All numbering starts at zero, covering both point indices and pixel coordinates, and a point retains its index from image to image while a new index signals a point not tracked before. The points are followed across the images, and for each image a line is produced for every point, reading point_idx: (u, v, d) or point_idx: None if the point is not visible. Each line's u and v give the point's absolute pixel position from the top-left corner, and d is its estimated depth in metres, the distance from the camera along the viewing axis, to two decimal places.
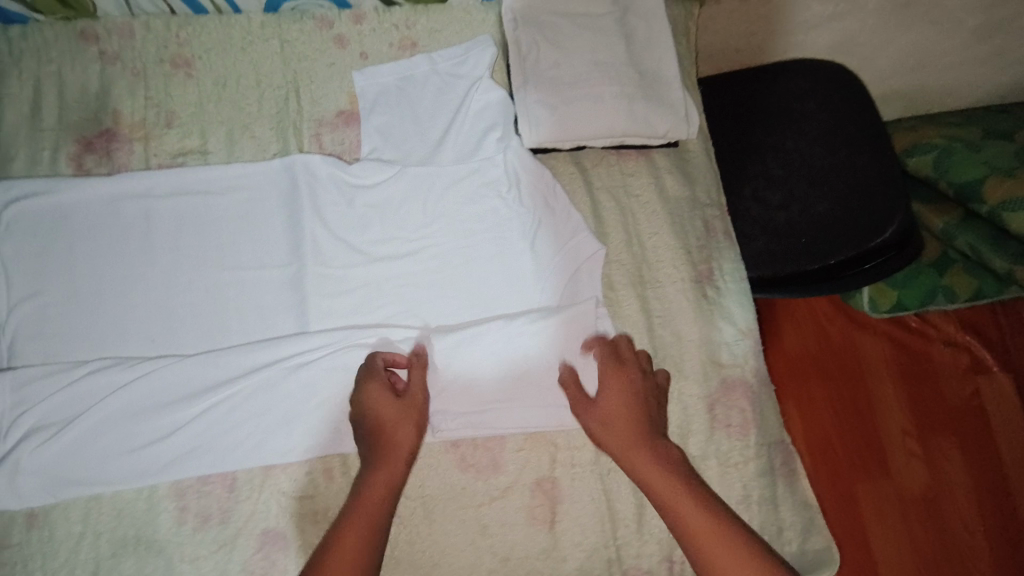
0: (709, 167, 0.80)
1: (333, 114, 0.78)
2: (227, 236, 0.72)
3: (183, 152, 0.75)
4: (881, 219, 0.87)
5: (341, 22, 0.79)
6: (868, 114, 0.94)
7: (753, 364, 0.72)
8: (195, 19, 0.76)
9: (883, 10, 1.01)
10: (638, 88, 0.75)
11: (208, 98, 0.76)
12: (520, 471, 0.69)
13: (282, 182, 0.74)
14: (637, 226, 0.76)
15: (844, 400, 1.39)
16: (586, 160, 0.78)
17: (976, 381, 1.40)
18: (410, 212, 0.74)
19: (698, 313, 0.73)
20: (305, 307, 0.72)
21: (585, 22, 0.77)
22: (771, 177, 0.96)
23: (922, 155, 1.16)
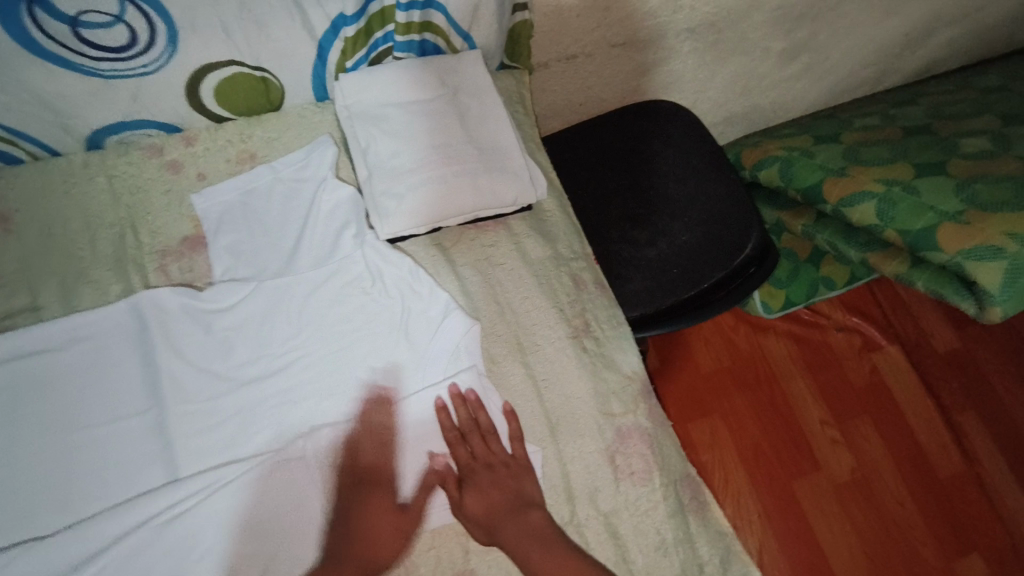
0: (567, 224, 0.83)
1: (177, 242, 0.74)
2: (72, 394, 0.67)
3: (13, 313, 0.69)
4: (740, 240, 0.95)
5: (171, 147, 0.77)
6: (708, 144, 1.02)
7: (642, 408, 0.74)
8: (9, 171, 0.72)
9: (698, 51, 1.07)
10: (480, 162, 0.77)
11: (34, 251, 0.71)
12: (435, 570, 0.65)
13: (128, 324, 0.70)
14: (507, 296, 0.76)
15: (762, 403, 1.45)
16: (445, 240, 0.78)
17: (871, 358, 1.50)
18: (277, 327, 0.72)
19: (581, 368, 0.74)
20: (177, 450, 0.67)
21: (418, 108, 0.78)
22: (634, 216, 1.00)
23: (769, 168, 1.26)
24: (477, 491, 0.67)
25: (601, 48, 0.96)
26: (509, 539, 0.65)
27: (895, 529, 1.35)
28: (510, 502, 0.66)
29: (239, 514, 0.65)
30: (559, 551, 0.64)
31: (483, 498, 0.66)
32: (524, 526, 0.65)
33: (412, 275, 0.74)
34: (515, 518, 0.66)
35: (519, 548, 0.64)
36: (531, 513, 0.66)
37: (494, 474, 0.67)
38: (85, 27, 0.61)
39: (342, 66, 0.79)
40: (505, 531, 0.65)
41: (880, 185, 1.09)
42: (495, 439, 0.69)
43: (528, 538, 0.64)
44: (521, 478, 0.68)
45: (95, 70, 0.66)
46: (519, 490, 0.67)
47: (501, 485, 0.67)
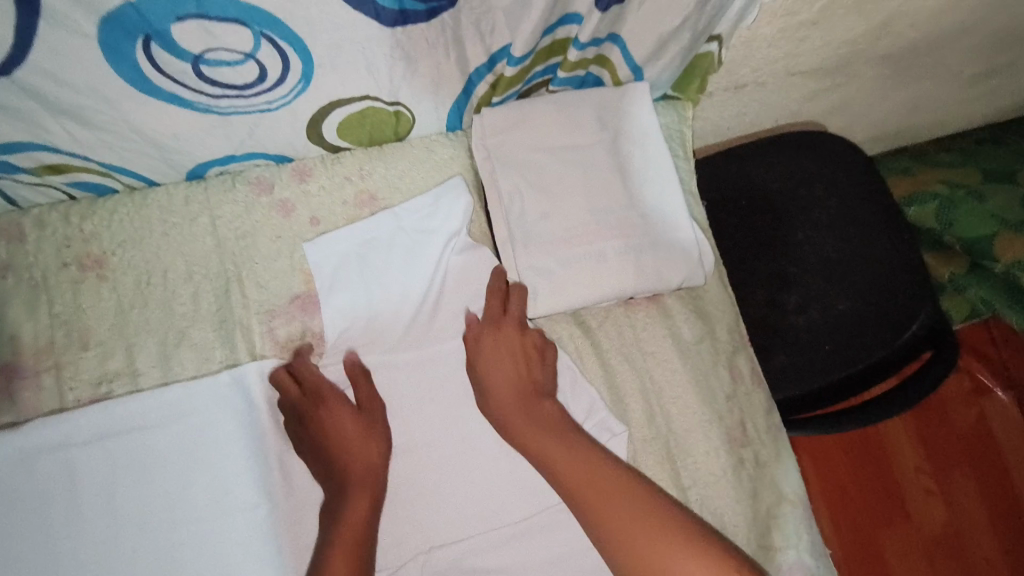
0: (726, 301, 0.71)
1: (286, 301, 0.64)
2: (173, 479, 0.60)
3: (107, 378, 0.60)
4: (913, 315, 0.80)
5: (282, 183, 0.66)
6: (880, 194, 0.86)
7: (806, 539, 0.64)
8: (102, 206, 0.63)
9: (881, 77, 0.89)
10: (645, 236, 0.64)
11: (130, 304, 0.62)
12: None
13: (233, 399, 0.62)
14: (659, 391, 0.66)
15: (857, 445, 1.38)
16: (591, 319, 0.67)
17: (979, 405, 1.40)
18: (406, 414, 0.64)
19: (739, 490, 0.64)
20: (289, 556, 0.60)
21: (573, 158, 0.66)
22: (784, 277, 0.86)
23: (922, 206, 1.09)
24: (489, 359, 0.63)
25: (777, 77, 0.80)
26: (520, 429, 0.61)
27: None
28: (518, 387, 0.62)
29: None
30: (556, 431, 0.60)
31: (493, 368, 0.62)
32: (525, 406, 0.62)
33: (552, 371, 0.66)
34: (526, 408, 0.62)
35: (533, 445, 0.60)
36: (544, 403, 0.62)
37: (499, 345, 0.63)
38: (205, 64, 0.48)
39: (487, 100, 0.66)
40: (517, 419, 0.61)
41: None
42: (509, 312, 0.63)
43: (539, 428, 0.61)
44: (530, 346, 0.63)
45: (211, 108, 0.54)
46: (528, 373, 0.63)
47: (517, 352, 0.63)
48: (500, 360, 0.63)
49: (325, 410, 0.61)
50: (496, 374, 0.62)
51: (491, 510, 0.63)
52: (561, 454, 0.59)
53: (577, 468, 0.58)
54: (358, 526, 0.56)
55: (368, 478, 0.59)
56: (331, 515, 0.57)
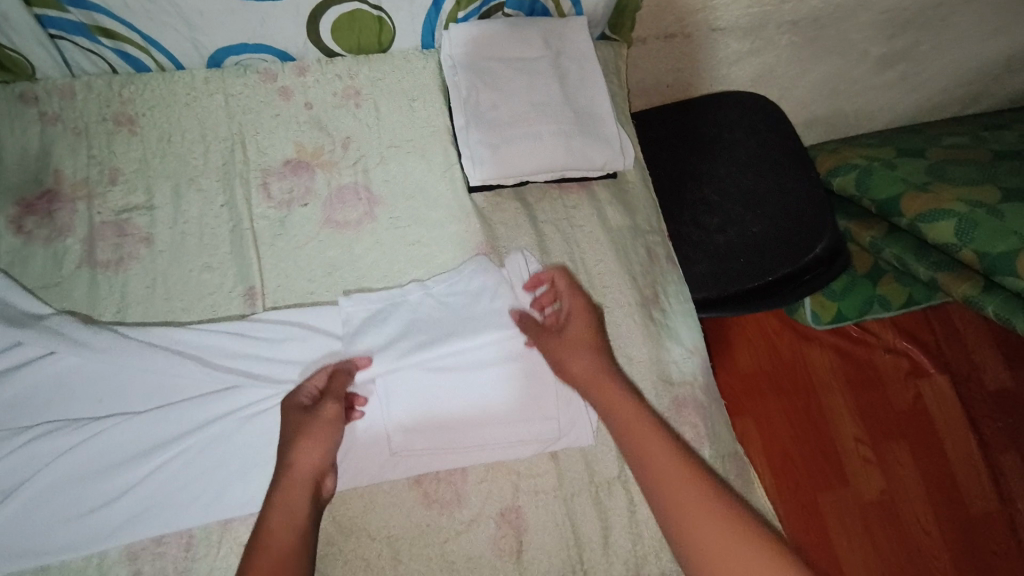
0: (647, 196, 0.84)
1: (280, 164, 0.78)
2: (172, 290, 0.72)
3: (129, 208, 0.74)
4: (812, 238, 0.93)
5: (285, 74, 0.81)
6: (792, 141, 0.99)
7: (698, 381, 0.77)
8: (138, 77, 0.78)
9: (795, 46, 1.05)
10: (575, 124, 0.79)
11: (153, 154, 0.76)
12: (484, 503, 0.69)
13: (227, 234, 0.75)
14: (583, 255, 0.79)
15: (797, 412, 1.38)
16: (530, 196, 0.81)
17: (916, 385, 1.41)
18: (371, 265, 0.76)
19: (646, 335, 0.77)
20: (263, 361, 0.69)
21: (520, 67, 0.81)
22: (708, 203, 0.99)
23: (845, 175, 1.23)
24: (575, 324, 0.68)
25: (700, 31, 0.97)
26: (597, 396, 0.62)
27: (916, 559, 1.28)
28: (600, 367, 0.64)
29: None
30: (625, 397, 0.61)
31: (573, 338, 0.67)
32: (608, 384, 0.62)
33: (488, 239, 0.78)
34: (599, 378, 0.63)
35: (608, 404, 0.61)
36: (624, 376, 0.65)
37: (574, 326, 0.68)
38: None
39: (454, 16, 0.82)
40: (593, 384, 0.63)
41: (963, 205, 1.06)
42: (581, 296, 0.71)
43: (613, 397, 0.61)
44: (596, 339, 0.67)
45: None
46: (597, 351, 0.66)
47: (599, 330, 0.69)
48: (578, 334, 0.67)
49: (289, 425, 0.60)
50: (579, 331, 0.67)
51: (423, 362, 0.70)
52: (631, 421, 0.59)
53: (653, 445, 0.56)
54: (284, 519, 0.53)
55: (293, 476, 0.56)
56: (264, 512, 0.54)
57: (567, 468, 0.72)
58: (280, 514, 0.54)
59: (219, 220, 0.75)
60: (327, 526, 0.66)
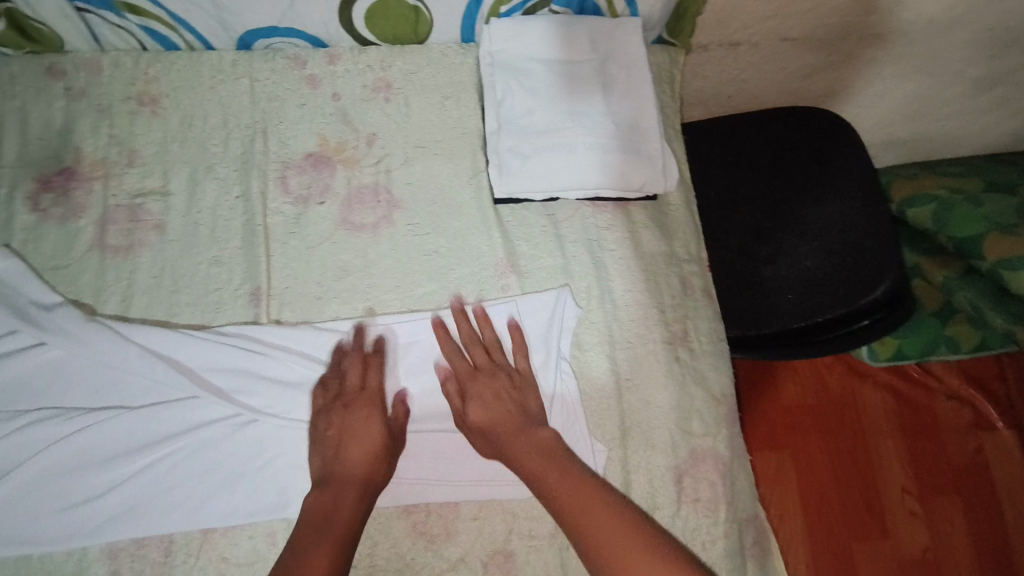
0: (688, 221, 0.77)
1: (300, 156, 0.74)
2: (176, 281, 0.70)
3: (143, 192, 0.72)
4: (874, 276, 0.80)
5: (314, 62, 0.77)
6: (861, 167, 0.87)
7: (723, 434, 0.70)
8: (166, 56, 0.75)
9: (878, 60, 0.94)
10: (614, 139, 0.72)
11: (173, 138, 0.74)
12: (475, 541, 0.65)
13: (238, 227, 0.72)
14: (610, 282, 0.73)
15: (839, 453, 1.24)
16: (559, 212, 0.74)
17: (979, 439, 1.23)
18: (383, 272, 0.72)
19: (669, 377, 0.70)
20: (263, 368, 0.67)
21: (563, 69, 0.74)
22: (758, 230, 0.90)
23: (920, 207, 1.09)
24: (479, 400, 0.64)
25: (770, 40, 0.87)
26: (521, 459, 0.60)
27: None
28: (517, 421, 0.63)
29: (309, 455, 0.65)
30: (565, 468, 0.58)
31: (482, 408, 0.64)
32: (552, 465, 0.59)
33: (508, 255, 0.73)
34: (518, 441, 0.62)
35: (533, 474, 0.59)
36: (539, 430, 0.62)
37: (484, 381, 0.65)
38: None
39: (496, 10, 0.76)
40: (506, 441, 0.62)
41: None
42: (494, 346, 0.68)
43: (537, 461, 0.59)
44: (522, 395, 0.65)
45: None
46: (518, 408, 0.64)
47: (500, 395, 0.64)
48: (482, 394, 0.65)
49: (358, 425, 0.62)
50: (480, 388, 0.65)
51: (436, 389, 0.69)
52: (556, 488, 0.56)
53: (590, 508, 0.54)
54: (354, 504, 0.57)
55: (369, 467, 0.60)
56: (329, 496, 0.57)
57: None
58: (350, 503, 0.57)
59: (232, 211, 0.72)
60: None
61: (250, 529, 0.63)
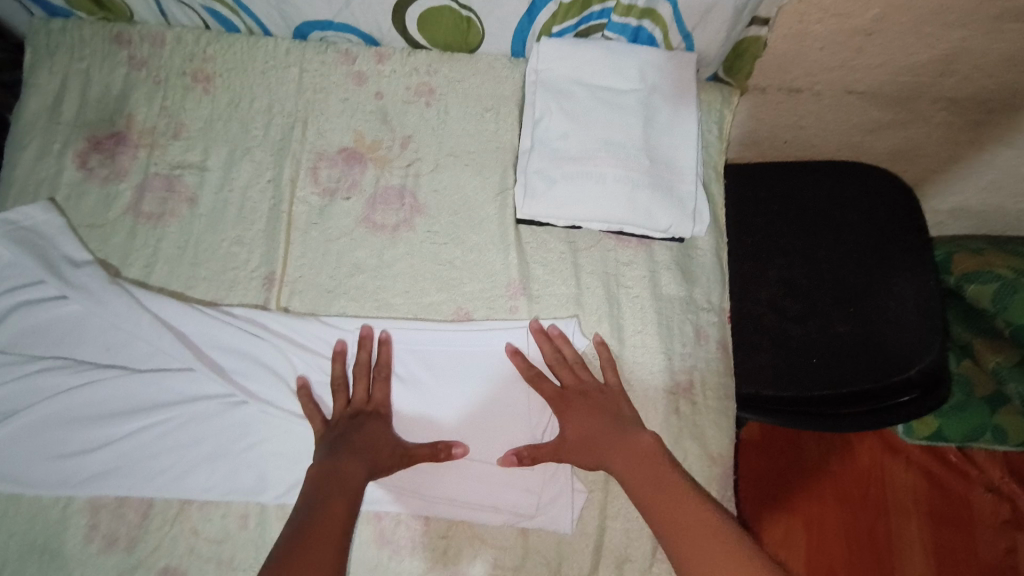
0: (715, 269, 0.74)
1: (335, 150, 0.76)
2: (197, 255, 0.72)
3: (183, 165, 0.75)
4: (905, 352, 0.74)
5: (363, 59, 0.78)
6: (915, 234, 0.79)
7: (714, 496, 0.67)
8: (224, 37, 0.77)
9: (953, 126, 0.88)
10: (646, 175, 0.70)
11: (219, 116, 0.76)
12: (440, 559, 0.65)
13: (265, 211, 0.74)
14: (621, 319, 0.71)
15: (855, 529, 1.11)
16: (580, 241, 0.73)
17: (1015, 540, 1.08)
18: (395, 275, 0.72)
19: (666, 428, 0.68)
20: (262, 353, 0.68)
21: (605, 97, 0.72)
22: (792, 286, 0.85)
23: (982, 284, 1.00)
24: (574, 414, 0.64)
25: (834, 91, 0.83)
26: (613, 457, 0.61)
27: None
28: (612, 428, 0.63)
29: (290, 446, 0.66)
30: (664, 470, 0.58)
31: (578, 424, 0.64)
32: (661, 475, 0.58)
33: (522, 277, 0.71)
34: (621, 440, 0.62)
35: (623, 472, 0.60)
36: (639, 433, 0.62)
37: (587, 402, 0.65)
38: None
39: (547, 30, 0.75)
40: (610, 447, 0.62)
41: None
42: (580, 368, 0.67)
43: (635, 457, 0.60)
44: (616, 405, 0.65)
45: None
46: (618, 419, 0.63)
47: (598, 408, 0.64)
48: (583, 411, 0.64)
49: (366, 424, 0.64)
50: (576, 405, 0.65)
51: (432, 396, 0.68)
52: (648, 482, 0.58)
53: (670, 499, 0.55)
54: (355, 481, 0.59)
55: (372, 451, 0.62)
56: (329, 471, 0.59)
57: (536, 550, 0.65)
58: (349, 477, 0.59)
59: (261, 195, 0.74)
60: (264, 540, 0.64)
61: (226, 506, 0.65)
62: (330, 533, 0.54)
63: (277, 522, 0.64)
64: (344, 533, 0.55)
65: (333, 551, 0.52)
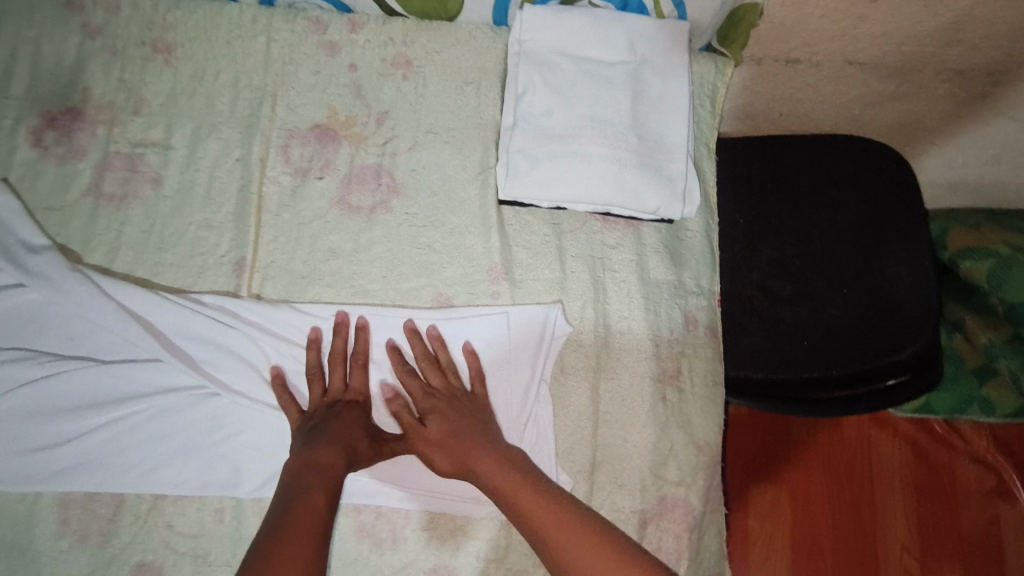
0: (705, 251, 0.70)
1: (307, 127, 0.71)
2: (161, 240, 0.68)
3: (145, 143, 0.70)
4: (902, 332, 0.72)
5: (335, 28, 0.73)
6: (912, 210, 0.75)
7: (699, 486, 0.65)
8: (185, 3, 0.72)
9: (955, 98, 0.85)
10: (634, 154, 0.66)
11: (182, 90, 0.72)
12: (421, 551, 0.64)
13: (233, 192, 0.70)
14: (607, 304, 0.68)
15: (842, 501, 1.10)
16: (565, 223, 0.70)
17: (996, 508, 1.09)
18: (371, 260, 0.69)
19: (651, 417, 0.66)
20: (233, 343, 0.65)
21: (592, 70, 0.68)
22: (784, 265, 0.78)
23: (977, 261, 0.96)
24: (436, 413, 0.60)
25: (833, 61, 0.79)
26: (477, 466, 0.56)
27: None
28: (479, 433, 0.59)
29: (265, 438, 0.64)
30: (529, 477, 0.55)
31: (441, 424, 0.60)
32: (538, 492, 0.53)
33: (504, 261, 0.69)
34: (479, 448, 0.58)
35: (488, 481, 0.55)
36: (510, 447, 0.59)
37: (452, 403, 0.61)
38: None
39: None
40: (467, 456, 0.57)
41: None
42: (450, 373, 0.64)
43: (507, 464, 0.56)
44: (477, 411, 0.62)
45: None
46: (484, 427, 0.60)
47: (462, 412, 0.61)
48: (439, 411, 0.60)
49: (342, 414, 0.60)
50: (435, 404, 0.61)
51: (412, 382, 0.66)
52: (512, 488, 0.54)
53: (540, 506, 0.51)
54: (334, 470, 0.54)
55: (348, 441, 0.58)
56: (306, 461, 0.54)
57: (518, 541, 0.64)
58: (329, 468, 0.54)
59: (229, 175, 0.70)
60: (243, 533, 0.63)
61: (201, 500, 0.63)
62: (312, 522, 0.48)
63: (254, 516, 0.63)
64: (325, 522, 0.49)
65: (313, 543, 0.46)
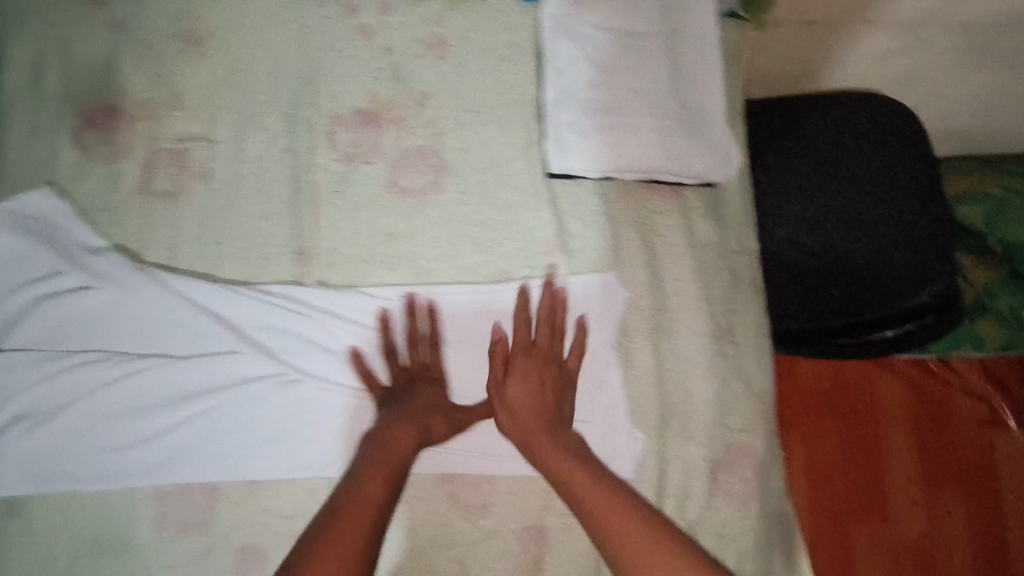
0: (743, 211, 0.75)
1: (351, 112, 0.71)
2: (217, 234, 0.68)
3: (189, 138, 0.70)
4: (922, 275, 0.76)
5: (368, 12, 0.74)
6: (922, 164, 0.80)
7: (760, 431, 0.70)
8: None
9: (958, 50, 0.89)
10: (678, 122, 0.69)
11: (220, 81, 0.71)
12: (508, 514, 0.66)
13: (283, 182, 0.70)
14: (660, 266, 0.71)
15: (847, 437, 1.16)
16: (613, 192, 0.72)
17: (988, 433, 1.15)
18: (428, 242, 0.70)
19: (712, 371, 0.69)
20: (306, 330, 0.67)
21: (630, 41, 0.70)
22: (806, 219, 0.83)
23: (972, 205, 1.00)
24: (520, 377, 0.64)
25: (847, 20, 0.86)
26: (541, 450, 0.61)
27: None
28: (544, 416, 0.63)
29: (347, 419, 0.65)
30: (593, 467, 0.59)
31: (523, 391, 0.64)
32: (591, 475, 0.58)
33: (559, 233, 0.71)
34: (551, 430, 0.62)
35: (553, 465, 0.60)
36: (566, 433, 0.63)
37: (538, 368, 0.65)
38: None
39: None
40: (529, 435, 0.62)
41: None
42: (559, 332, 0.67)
43: (566, 453, 0.60)
44: (563, 388, 0.65)
45: None
46: (554, 405, 0.64)
47: (543, 382, 0.65)
48: (526, 382, 0.64)
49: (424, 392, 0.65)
50: (533, 365, 0.65)
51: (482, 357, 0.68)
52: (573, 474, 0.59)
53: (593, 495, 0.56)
54: (396, 455, 0.59)
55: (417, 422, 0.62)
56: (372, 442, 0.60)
57: None
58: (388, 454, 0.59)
59: (278, 165, 0.70)
60: None
61: (290, 484, 0.64)
62: (363, 514, 0.53)
63: None
64: (379, 515, 0.54)
65: (360, 537, 0.51)
